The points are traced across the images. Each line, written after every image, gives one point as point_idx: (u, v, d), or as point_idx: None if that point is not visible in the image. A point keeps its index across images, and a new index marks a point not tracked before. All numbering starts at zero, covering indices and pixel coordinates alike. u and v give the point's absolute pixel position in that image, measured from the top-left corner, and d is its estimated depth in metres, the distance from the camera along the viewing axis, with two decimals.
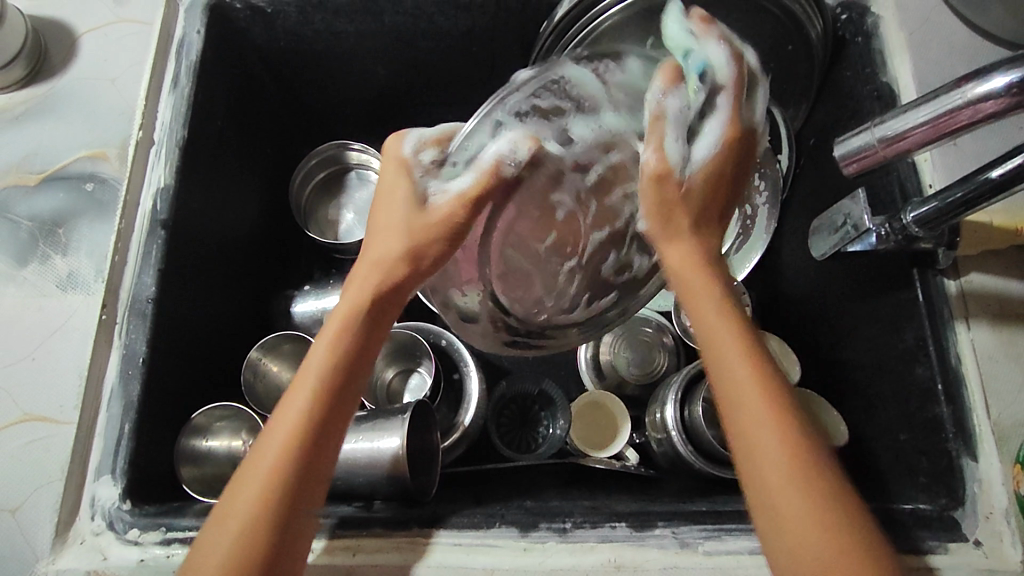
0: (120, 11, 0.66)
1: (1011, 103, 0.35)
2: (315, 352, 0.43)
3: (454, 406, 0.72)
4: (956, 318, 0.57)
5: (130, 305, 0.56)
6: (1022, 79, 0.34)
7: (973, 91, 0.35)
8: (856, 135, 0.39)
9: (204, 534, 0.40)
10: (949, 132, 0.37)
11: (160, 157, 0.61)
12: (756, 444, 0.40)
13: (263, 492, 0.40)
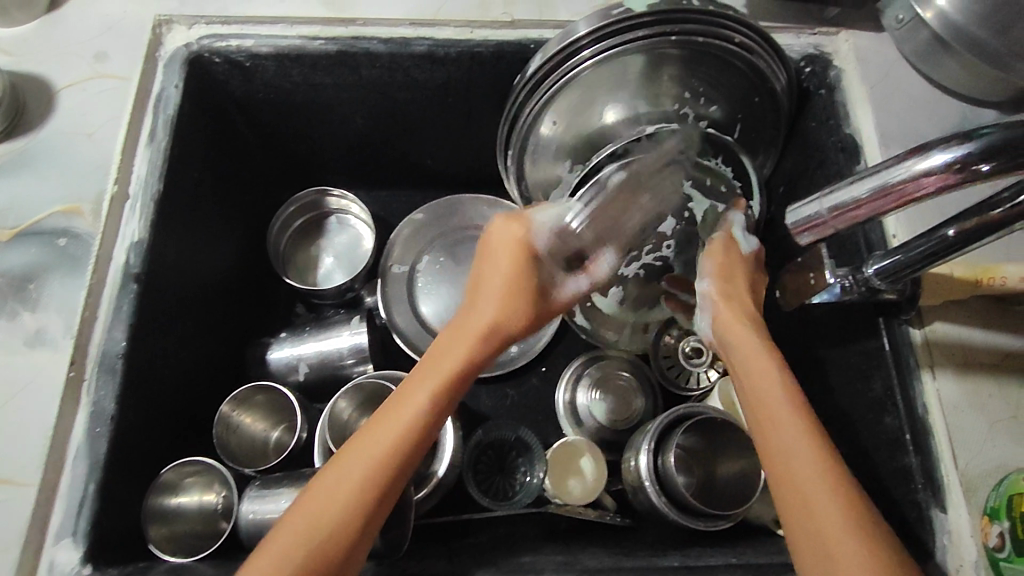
0: (99, 66, 0.66)
1: (954, 179, 0.36)
2: (427, 377, 0.53)
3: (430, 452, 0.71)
4: (922, 368, 0.58)
5: (100, 361, 0.56)
6: (962, 157, 0.35)
7: (915, 166, 0.36)
8: (807, 203, 0.40)
9: (314, 498, 0.47)
10: (896, 205, 0.38)
11: (135, 212, 0.61)
12: (784, 447, 0.46)
13: (352, 467, 0.48)
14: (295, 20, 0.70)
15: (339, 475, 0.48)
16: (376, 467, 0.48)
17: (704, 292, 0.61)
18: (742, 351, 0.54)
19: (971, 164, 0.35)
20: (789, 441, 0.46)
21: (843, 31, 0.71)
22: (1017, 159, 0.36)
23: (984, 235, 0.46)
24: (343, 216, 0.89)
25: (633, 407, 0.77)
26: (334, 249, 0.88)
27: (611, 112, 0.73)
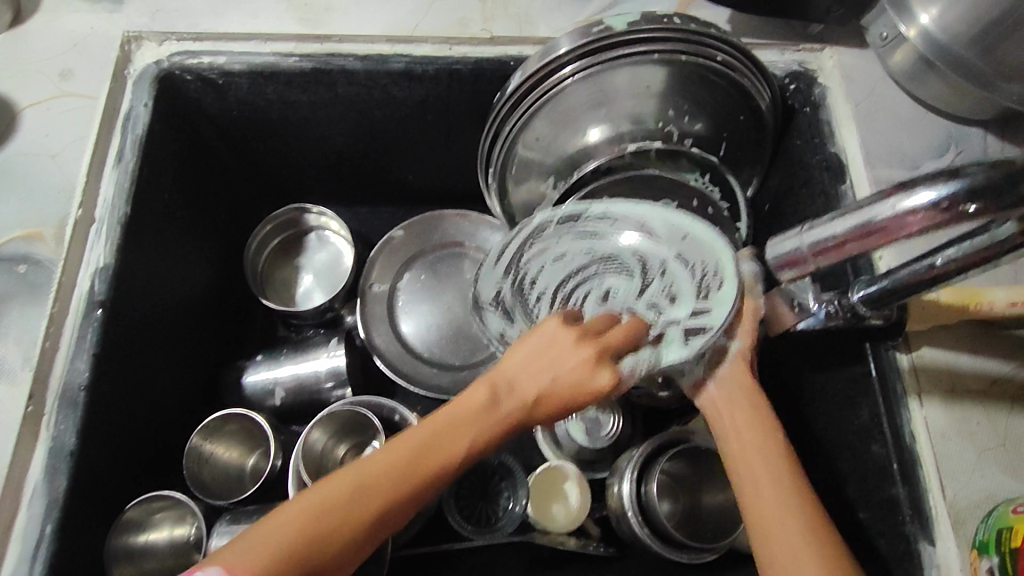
0: (64, 85, 0.64)
1: (939, 219, 0.35)
2: (442, 441, 0.45)
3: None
4: (909, 395, 0.57)
5: (61, 393, 0.54)
6: (949, 197, 0.34)
7: (900, 205, 0.35)
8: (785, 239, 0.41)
9: (265, 531, 0.40)
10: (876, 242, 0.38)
11: (100, 236, 0.59)
12: (752, 470, 0.48)
13: (336, 504, 0.41)
14: (267, 35, 0.68)
15: (304, 510, 0.41)
16: (363, 518, 0.42)
17: (729, 350, 0.56)
18: (740, 413, 0.52)
19: (957, 204, 0.34)
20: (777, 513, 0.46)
21: (827, 47, 0.70)
22: (1003, 201, 0.34)
23: (972, 267, 0.44)
24: (321, 233, 0.87)
25: (610, 426, 0.75)
26: (314, 268, 0.86)
27: (593, 131, 0.71)
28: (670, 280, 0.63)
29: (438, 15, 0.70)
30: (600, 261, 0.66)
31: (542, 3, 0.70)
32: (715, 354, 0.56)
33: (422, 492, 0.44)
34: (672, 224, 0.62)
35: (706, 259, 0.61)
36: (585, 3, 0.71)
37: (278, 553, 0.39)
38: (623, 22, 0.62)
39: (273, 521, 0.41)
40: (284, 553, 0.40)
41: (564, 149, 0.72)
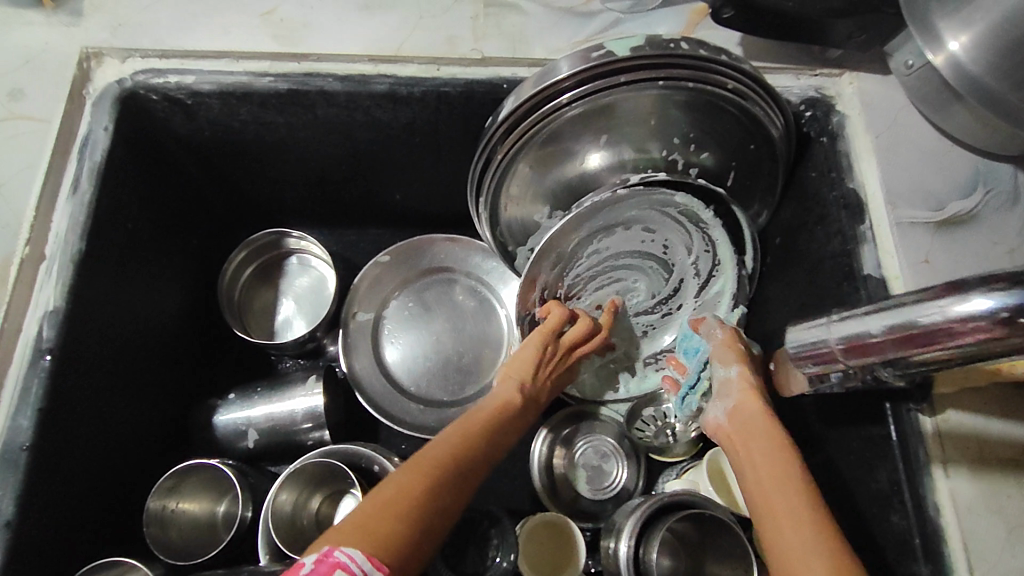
0: (16, 106, 0.59)
1: (988, 336, 0.32)
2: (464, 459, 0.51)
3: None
4: (933, 462, 0.52)
5: (1, 453, 0.49)
6: (1008, 312, 0.31)
7: (946, 311, 0.33)
8: (813, 327, 0.42)
9: (368, 522, 0.42)
10: (904, 348, 0.36)
11: (50, 275, 0.54)
12: (768, 471, 0.47)
13: (414, 499, 0.45)
14: (239, 53, 0.63)
15: (398, 500, 0.44)
16: (454, 483, 0.48)
17: (733, 378, 0.55)
18: (755, 435, 0.51)
19: (1012, 321, 0.31)
20: (794, 525, 0.42)
21: (846, 72, 0.65)
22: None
23: None
24: (303, 256, 0.81)
25: (611, 476, 0.72)
26: (295, 294, 0.81)
27: (593, 156, 0.64)
28: (664, 320, 0.76)
29: (427, 32, 0.64)
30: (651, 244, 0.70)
31: (539, 21, 0.65)
32: (722, 390, 0.56)
33: (465, 494, 0.49)
34: (714, 306, 0.74)
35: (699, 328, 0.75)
36: (585, 21, 0.65)
37: (400, 512, 0.43)
38: (626, 47, 0.57)
39: (374, 500, 0.44)
40: (408, 510, 0.44)
41: (564, 176, 0.66)
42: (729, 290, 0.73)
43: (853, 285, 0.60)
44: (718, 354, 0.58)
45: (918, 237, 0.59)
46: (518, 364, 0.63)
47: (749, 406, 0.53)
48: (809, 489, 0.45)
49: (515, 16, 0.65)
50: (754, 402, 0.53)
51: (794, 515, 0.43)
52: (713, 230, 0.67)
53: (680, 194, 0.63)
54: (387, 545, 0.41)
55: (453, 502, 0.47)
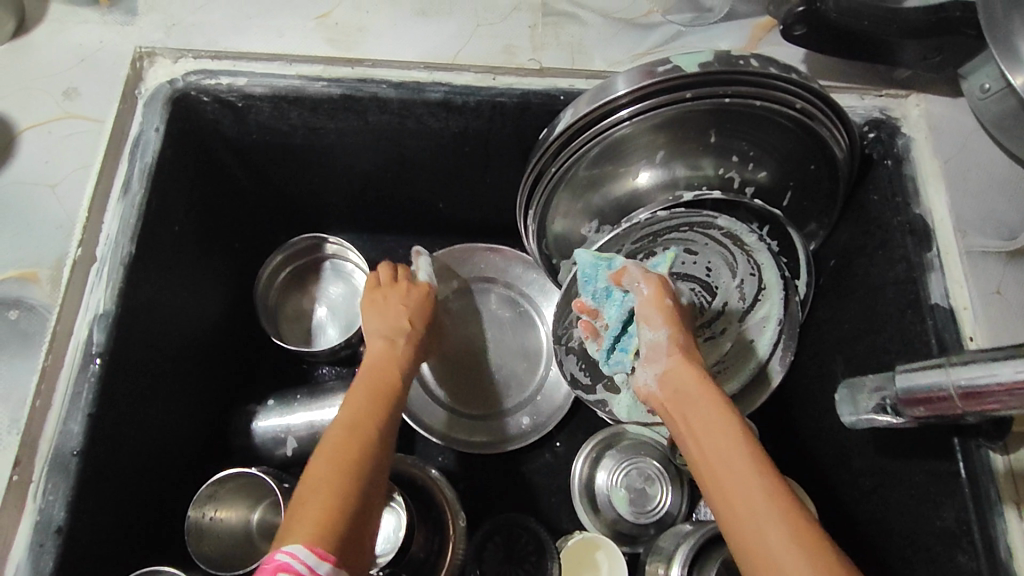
0: (69, 105, 0.58)
1: None
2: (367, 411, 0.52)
3: (432, 532, 0.63)
4: (1005, 501, 0.50)
5: (51, 459, 0.48)
6: None
7: None
8: (928, 371, 0.42)
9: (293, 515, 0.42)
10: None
11: (101, 277, 0.53)
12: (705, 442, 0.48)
13: (330, 471, 0.45)
14: (292, 57, 0.61)
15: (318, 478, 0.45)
16: (376, 408, 0.53)
17: (660, 342, 0.56)
18: (687, 396, 0.52)
19: None
20: (728, 461, 0.46)
21: (914, 94, 0.63)
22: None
23: None
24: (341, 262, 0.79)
25: (657, 499, 0.69)
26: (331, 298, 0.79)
27: (643, 173, 0.64)
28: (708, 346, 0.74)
29: (483, 41, 0.63)
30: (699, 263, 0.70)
31: (598, 33, 0.64)
32: (651, 354, 0.57)
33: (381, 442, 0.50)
34: (759, 332, 0.73)
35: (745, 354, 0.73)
36: (646, 33, 0.64)
37: (347, 453, 0.47)
38: (694, 62, 0.55)
39: (316, 466, 0.46)
40: (351, 446, 0.47)
41: (612, 193, 0.66)
42: (774, 314, 0.72)
43: (918, 314, 0.58)
44: (643, 313, 0.58)
45: (989, 268, 0.57)
46: (392, 317, 0.64)
47: (677, 369, 0.54)
48: (753, 453, 0.46)
49: (575, 26, 0.64)
50: (684, 364, 0.54)
51: (723, 451, 0.47)
52: (758, 253, 0.68)
53: (721, 215, 0.63)
54: (347, 479, 0.45)
55: (381, 419, 0.52)
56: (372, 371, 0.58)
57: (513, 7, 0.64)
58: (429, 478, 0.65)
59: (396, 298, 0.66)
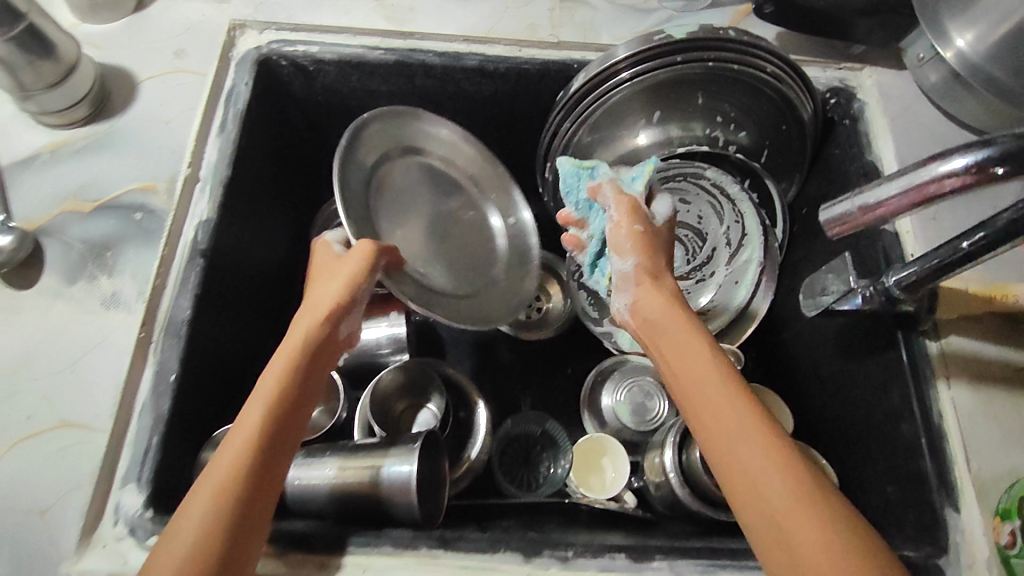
0: (178, 62, 0.72)
1: (972, 180, 0.38)
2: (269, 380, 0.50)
3: (460, 445, 0.74)
4: (938, 378, 0.61)
5: (167, 325, 0.60)
6: (978, 161, 0.38)
7: (939, 167, 0.39)
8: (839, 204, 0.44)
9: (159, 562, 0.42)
10: (920, 203, 0.40)
11: (204, 193, 0.66)
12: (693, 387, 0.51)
13: (209, 502, 0.44)
14: (357, 30, 0.75)
15: (185, 525, 0.43)
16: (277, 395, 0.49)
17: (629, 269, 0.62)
18: (659, 330, 0.57)
19: (985, 167, 0.38)
20: (713, 405, 0.49)
21: (866, 67, 0.77)
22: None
23: (997, 245, 0.51)
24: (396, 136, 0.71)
25: (655, 410, 0.81)
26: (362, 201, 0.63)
27: (643, 135, 0.78)
28: (699, 286, 0.85)
29: (511, 20, 0.77)
30: (690, 211, 0.84)
31: (606, 16, 0.78)
32: (621, 283, 0.62)
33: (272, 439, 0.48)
34: (741, 275, 0.83)
35: (732, 291, 0.84)
36: (644, 16, 0.78)
37: (220, 484, 0.44)
38: (682, 32, 0.68)
39: (210, 467, 0.46)
40: (217, 497, 0.44)
41: (616, 149, 0.79)
42: (756, 258, 0.82)
43: (870, 240, 0.68)
44: (613, 238, 0.65)
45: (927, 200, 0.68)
46: (339, 279, 0.56)
47: (649, 296, 0.59)
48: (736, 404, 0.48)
49: (586, 10, 0.78)
50: (651, 292, 0.59)
51: (721, 414, 0.48)
52: (741, 203, 0.80)
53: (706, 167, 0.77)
54: (208, 522, 0.43)
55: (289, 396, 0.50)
56: (295, 350, 0.52)
57: None
58: (478, 410, 0.76)
59: (347, 264, 0.57)
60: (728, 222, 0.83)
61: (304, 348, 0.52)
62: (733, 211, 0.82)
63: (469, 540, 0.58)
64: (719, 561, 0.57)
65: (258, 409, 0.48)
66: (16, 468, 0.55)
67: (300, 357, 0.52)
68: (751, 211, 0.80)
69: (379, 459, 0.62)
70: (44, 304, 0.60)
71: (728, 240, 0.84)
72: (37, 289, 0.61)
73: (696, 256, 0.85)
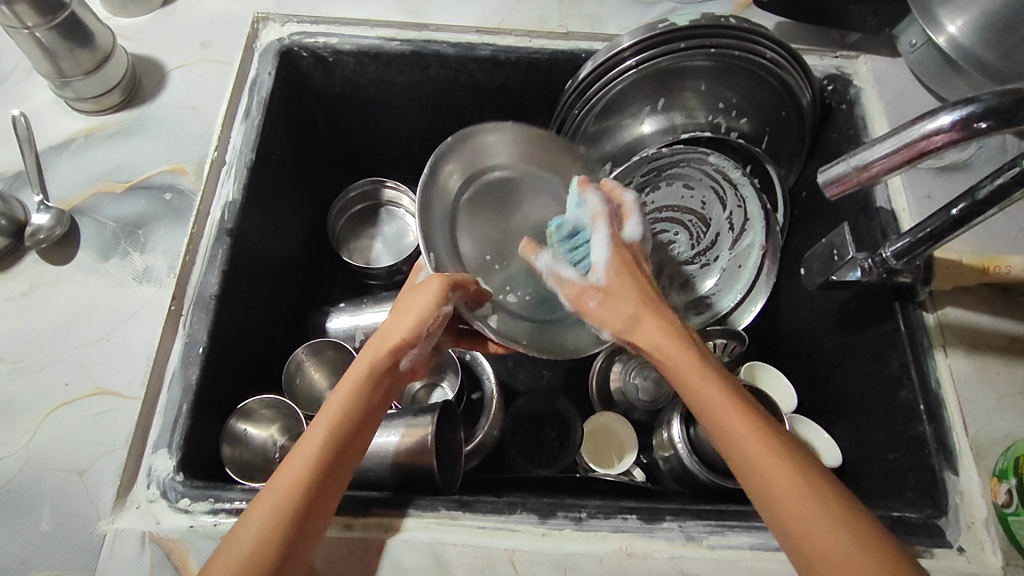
0: (205, 53, 0.76)
1: (958, 137, 0.45)
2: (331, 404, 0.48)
3: (473, 422, 0.77)
4: (935, 347, 0.64)
5: (195, 299, 0.63)
6: (963, 118, 0.44)
7: (926, 126, 0.45)
8: (835, 164, 0.49)
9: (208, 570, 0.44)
10: (911, 160, 0.46)
11: (230, 175, 0.69)
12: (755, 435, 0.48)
13: (258, 526, 0.44)
14: (374, 23, 0.79)
15: (233, 545, 0.44)
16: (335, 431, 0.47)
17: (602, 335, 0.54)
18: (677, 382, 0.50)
19: (970, 124, 0.44)
20: (776, 465, 0.45)
21: (862, 55, 0.80)
22: (1011, 118, 0.44)
23: (983, 210, 0.56)
24: (468, 155, 0.62)
25: (665, 389, 0.81)
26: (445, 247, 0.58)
27: (648, 122, 0.81)
28: (703, 271, 0.87)
29: (522, 13, 0.80)
30: (696, 198, 0.84)
31: (612, 8, 0.81)
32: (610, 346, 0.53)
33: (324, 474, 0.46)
34: (744, 259, 0.85)
35: (735, 275, 0.86)
36: (648, 9, 0.81)
37: (272, 518, 0.44)
38: (685, 19, 0.71)
39: (264, 494, 0.45)
40: (268, 526, 0.44)
41: (621, 136, 0.82)
42: (757, 243, 0.84)
43: (868, 216, 0.71)
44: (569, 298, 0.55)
45: (923, 179, 0.71)
46: (411, 312, 0.51)
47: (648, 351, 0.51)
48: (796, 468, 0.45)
49: (593, 3, 0.81)
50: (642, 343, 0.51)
51: (771, 462, 0.45)
52: (744, 188, 0.82)
53: (710, 155, 0.78)
54: (258, 551, 0.43)
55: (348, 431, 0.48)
56: (354, 388, 0.49)
57: None
58: (491, 392, 0.77)
59: (419, 296, 0.51)
60: (734, 209, 0.84)
61: (359, 390, 0.49)
62: (739, 198, 0.83)
63: (485, 501, 0.57)
64: (728, 522, 0.56)
65: (308, 451, 0.46)
66: (51, 432, 0.56)
67: (356, 399, 0.49)
68: (755, 198, 0.82)
69: (395, 427, 0.63)
70: (79, 279, 0.63)
71: (731, 227, 0.85)
72: (73, 264, 0.64)
73: (699, 242, 0.86)
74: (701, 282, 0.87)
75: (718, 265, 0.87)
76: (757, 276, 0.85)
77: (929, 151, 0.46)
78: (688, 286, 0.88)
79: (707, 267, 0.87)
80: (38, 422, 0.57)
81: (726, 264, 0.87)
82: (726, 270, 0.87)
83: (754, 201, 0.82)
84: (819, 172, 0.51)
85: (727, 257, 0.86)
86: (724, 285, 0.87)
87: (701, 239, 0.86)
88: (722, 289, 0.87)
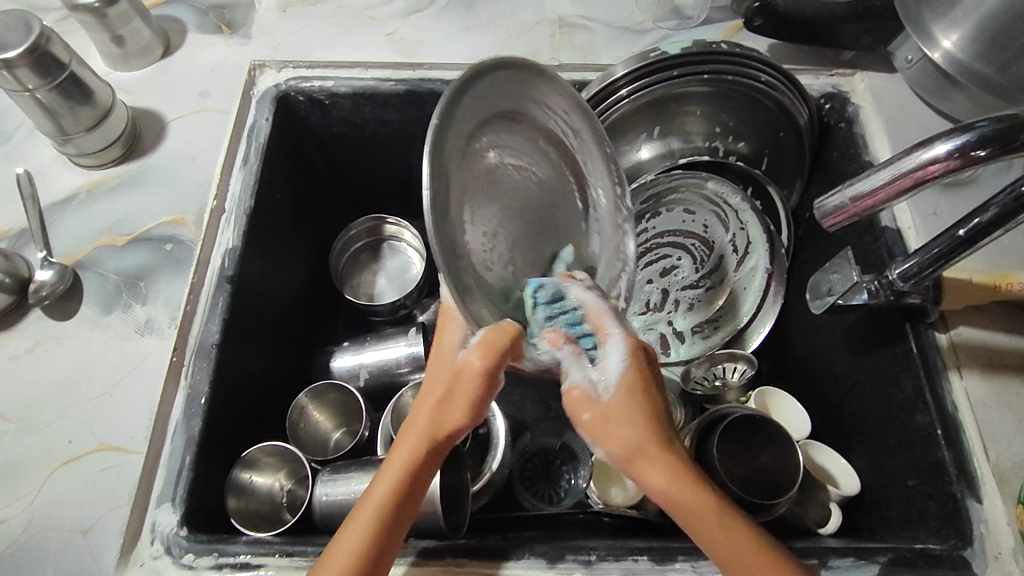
0: (204, 102, 0.77)
1: (955, 165, 0.44)
2: (382, 480, 0.49)
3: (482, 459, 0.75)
4: (950, 368, 0.62)
5: (197, 349, 0.63)
6: (960, 146, 0.44)
7: (923, 156, 0.44)
8: (832, 195, 0.49)
9: None
10: (911, 189, 0.46)
11: (230, 222, 0.69)
12: (695, 518, 0.48)
13: None
14: (370, 64, 0.80)
15: None
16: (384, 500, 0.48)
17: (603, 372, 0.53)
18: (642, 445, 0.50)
19: (968, 151, 0.43)
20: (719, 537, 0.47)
21: (858, 72, 0.79)
22: (1011, 143, 0.43)
23: (990, 229, 0.54)
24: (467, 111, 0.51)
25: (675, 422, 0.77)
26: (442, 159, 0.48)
27: (645, 148, 0.81)
28: (709, 294, 0.85)
29: (514, 47, 0.81)
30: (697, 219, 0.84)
31: (603, 37, 0.82)
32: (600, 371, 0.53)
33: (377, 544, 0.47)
34: (749, 282, 0.82)
35: (742, 296, 0.83)
36: (639, 37, 0.82)
37: None
38: (677, 46, 0.71)
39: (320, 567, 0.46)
40: None
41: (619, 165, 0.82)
42: (761, 264, 0.81)
43: (873, 236, 0.70)
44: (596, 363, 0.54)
45: (927, 197, 0.69)
46: (459, 391, 0.50)
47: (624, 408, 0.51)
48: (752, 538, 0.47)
49: (585, 34, 0.82)
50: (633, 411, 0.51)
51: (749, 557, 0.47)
52: (744, 213, 0.80)
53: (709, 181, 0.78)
54: None
55: (400, 499, 0.48)
56: (405, 460, 0.49)
57: (537, 22, 0.83)
58: (497, 427, 0.74)
59: (465, 367, 0.50)
60: (739, 227, 0.82)
61: (411, 464, 0.49)
62: (739, 215, 0.81)
63: (493, 546, 0.56)
64: None
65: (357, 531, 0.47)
66: (56, 490, 0.56)
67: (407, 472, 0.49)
68: (753, 215, 0.80)
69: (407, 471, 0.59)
70: (81, 333, 0.64)
71: (735, 246, 0.83)
72: (75, 319, 0.64)
73: (702, 264, 0.85)
74: (708, 305, 0.85)
75: (725, 287, 0.84)
76: (766, 292, 0.81)
77: (929, 179, 0.45)
78: (692, 309, 0.85)
79: (714, 289, 0.85)
80: (43, 480, 0.57)
81: (731, 283, 0.84)
82: (733, 291, 0.83)
83: (755, 222, 0.80)
84: (817, 204, 0.50)
85: (734, 276, 0.84)
86: (731, 307, 0.83)
87: (705, 260, 0.85)
88: (729, 311, 0.83)
